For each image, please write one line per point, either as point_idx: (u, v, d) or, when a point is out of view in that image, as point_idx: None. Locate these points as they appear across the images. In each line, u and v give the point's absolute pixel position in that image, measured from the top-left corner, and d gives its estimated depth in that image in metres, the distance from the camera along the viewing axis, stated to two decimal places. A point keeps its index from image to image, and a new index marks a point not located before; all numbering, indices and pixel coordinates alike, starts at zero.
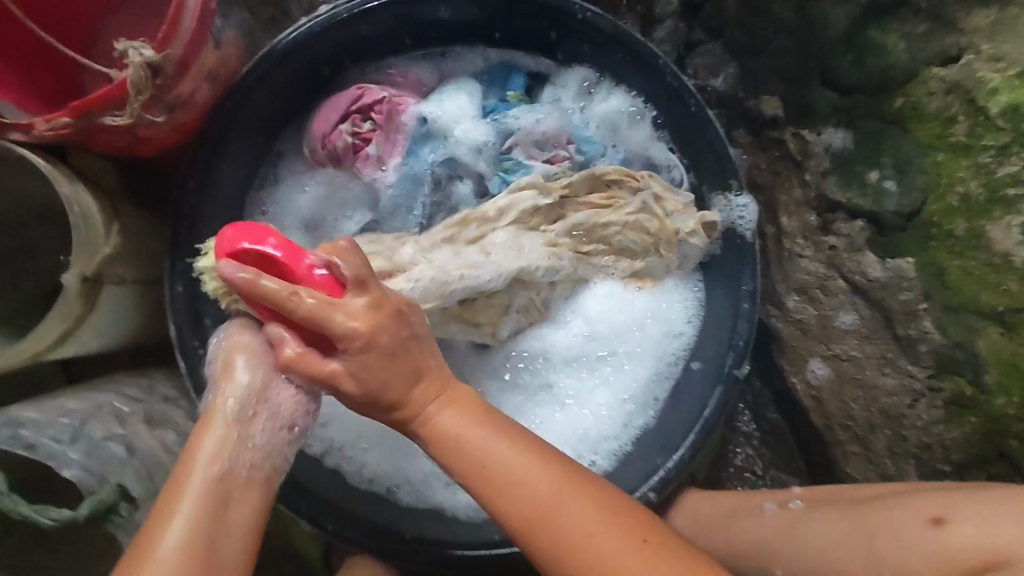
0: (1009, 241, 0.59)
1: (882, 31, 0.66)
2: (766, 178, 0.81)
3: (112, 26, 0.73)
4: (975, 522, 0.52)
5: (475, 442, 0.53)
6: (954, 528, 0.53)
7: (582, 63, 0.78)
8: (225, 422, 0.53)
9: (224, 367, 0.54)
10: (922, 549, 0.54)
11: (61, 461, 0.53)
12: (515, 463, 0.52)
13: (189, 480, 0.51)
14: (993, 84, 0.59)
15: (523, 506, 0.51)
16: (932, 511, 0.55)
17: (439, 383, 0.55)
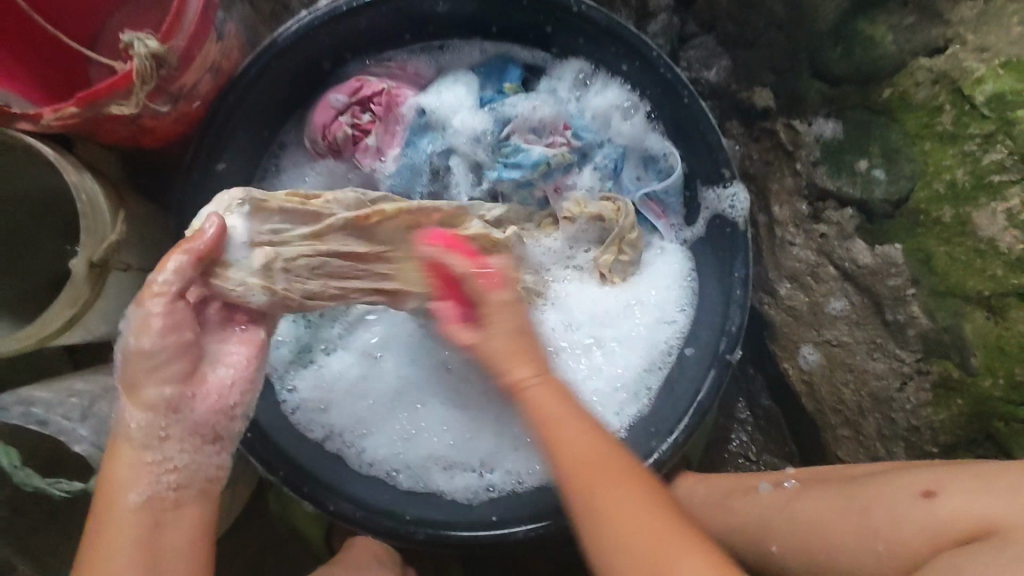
0: (994, 227, 0.62)
1: (871, 23, 0.67)
2: (759, 168, 0.82)
3: (115, 21, 0.74)
4: (964, 495, 0.53)
5: (566, 427, 0.55)
6: (943, 500, 0.54)
7: (577, 55, 0.79)
8: (132, 450, 0.54)
9: (136, 367, 0.54)
10: (912, 521, 0.55)
11: (72, 436, 0.56)
12: (568, 440, 0.54)
13: (115, 510, 0.53)
14: (979, 74, 0.62)
15: (575, 477, 0.53)
16: (922, 485, 0.56)
17: (536, 364, 0.58)
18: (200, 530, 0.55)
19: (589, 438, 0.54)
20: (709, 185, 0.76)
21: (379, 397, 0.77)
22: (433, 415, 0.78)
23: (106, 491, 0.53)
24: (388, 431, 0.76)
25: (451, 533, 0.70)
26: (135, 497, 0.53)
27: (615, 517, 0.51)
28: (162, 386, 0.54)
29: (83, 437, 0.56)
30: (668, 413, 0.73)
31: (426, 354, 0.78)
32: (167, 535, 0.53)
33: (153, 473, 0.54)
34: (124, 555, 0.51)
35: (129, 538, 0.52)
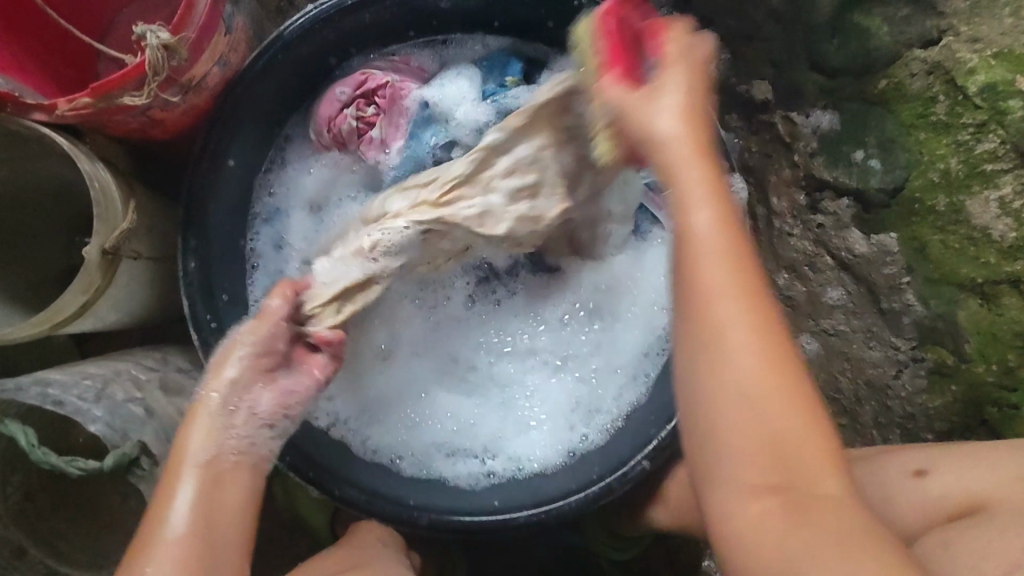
0: (987, 215, 0.63)
1: (866, 15, 0.68)
2: (757, 161, 0.83)
3: (127, 16, 0.76)
4: (957, 474, 0.55)
5: (724, 315, 0.49)
6: (933, 480, 0.56)
7: (578, 48, 0.80)
8: (209, 412, 0.60)
9: (224, 355, 0.64)
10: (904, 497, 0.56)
11: (87, 417, 0.57)
12: (726, 312, 0.49)
13: (185, 468, 0.57)
14: (971, 65, 0.63)
15: (722, 386, 0.49)
16: (911, 465, 0.58)
17: (726, 216, 0.51)
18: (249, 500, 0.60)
19: (753, 312, 0.49)
20: None
21: (384, 384, 0.79)
22: (435, 400, 0.79)
23: (178, 450, 0.59)
24: (393, 414, 0.78)
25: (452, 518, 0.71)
26: (202, 457, 0.58)
27: (738, 406, 0.48)
28: (248, 375, 0.63)
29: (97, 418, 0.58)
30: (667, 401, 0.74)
31: (431, 344, 0.80)
32: (222, 505, 0.58)
33: (225, 435, 0.60)
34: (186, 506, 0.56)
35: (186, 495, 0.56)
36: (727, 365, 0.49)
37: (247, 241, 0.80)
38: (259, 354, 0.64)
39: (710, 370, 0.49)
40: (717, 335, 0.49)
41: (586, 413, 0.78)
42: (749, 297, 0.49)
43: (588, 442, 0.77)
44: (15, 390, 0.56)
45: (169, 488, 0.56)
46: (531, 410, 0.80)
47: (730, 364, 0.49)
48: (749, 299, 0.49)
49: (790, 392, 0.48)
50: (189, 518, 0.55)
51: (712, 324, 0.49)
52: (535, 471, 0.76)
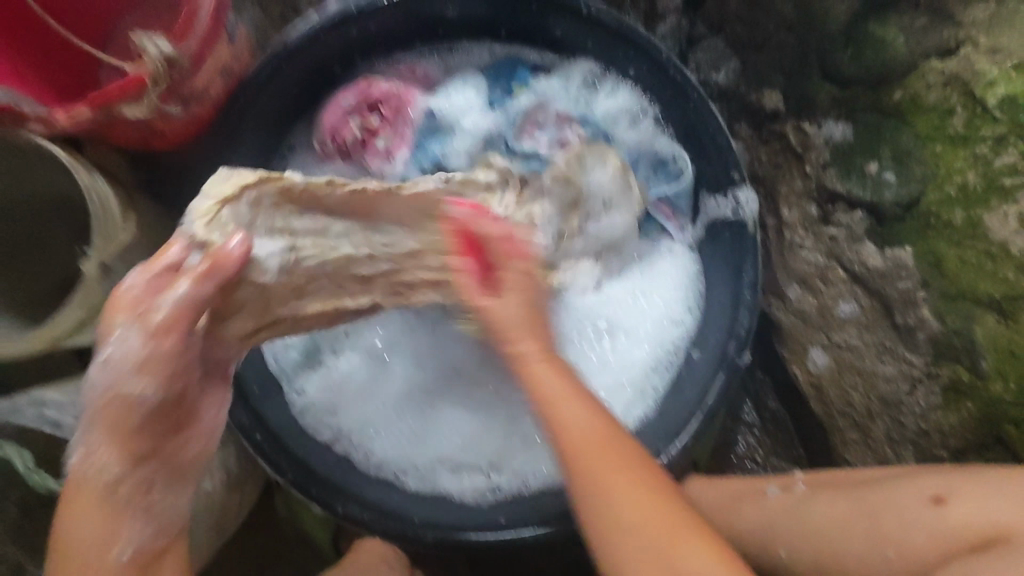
0: (1006, 230, 0.62)
1: (882, 25, 0.67)
2: (767, 170, 0.82)
3: (127, 22, 0.75)
4: (979, 504, 0.53)
5: (612, 495, 0.54)
6: (953, 506, 0.54)
7: (586, 56, 0.78)
8: (104, 494, 0.54)
9: (105, 411, 0.53)
10: (924, 527, 0.55)
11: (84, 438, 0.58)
12: (569, 414, 0.57)
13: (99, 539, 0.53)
14: (991, 76, 0.61)
15: (597, 494, 0.54)
16: (931, 490, 0.56)
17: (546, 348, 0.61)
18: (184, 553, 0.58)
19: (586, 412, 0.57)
20: (710, 193, 0.77)
21: (386, 397, 0.77)
22: (440, 413, 0.78)
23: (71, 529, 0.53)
24: (397, 431, 0.77)
25: (457, 535, 0.70)
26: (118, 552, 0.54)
27: (619, 512, 0.54)
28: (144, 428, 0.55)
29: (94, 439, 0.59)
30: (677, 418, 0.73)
31: (434, 358, 0.78)
32: None
33: (136, 522, 0.54)
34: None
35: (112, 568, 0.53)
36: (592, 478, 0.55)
37: None
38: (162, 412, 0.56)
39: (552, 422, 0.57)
40: (599, 492, 0.54)
41: None
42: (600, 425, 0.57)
43: None
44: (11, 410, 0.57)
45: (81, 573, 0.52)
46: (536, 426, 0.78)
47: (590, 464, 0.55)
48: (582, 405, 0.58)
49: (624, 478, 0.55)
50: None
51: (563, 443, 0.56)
52: (542, 486, 0.75)
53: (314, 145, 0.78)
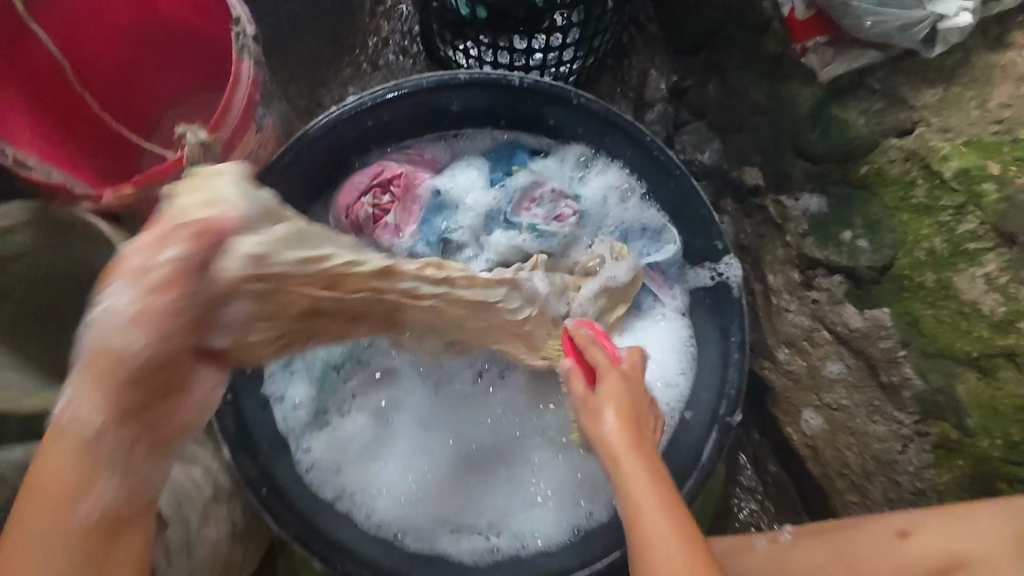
0: (976, 290, 0.66)
1: (843, 108, 0.74)
2: (752, 240, 0.88)
3: (170, 116, 0.84)
4: (937, 534, 0.62)
5: None
6: (916, 537, 0.62)
7: (578, 141, 0.86)
8: (85, 443, 0.45)
9: (100, 358, 0.45)
10: (892, 559, 0.63)
11: None
12: (652, 525, 0.50)
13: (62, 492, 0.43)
14: (944, 152, 0.67)
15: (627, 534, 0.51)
16: (897, 525, 0.64)
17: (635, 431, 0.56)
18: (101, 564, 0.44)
19: (656, 492, 0.52)
20: (692, 264, 0.83)
21: (394, 456, 0.80)
22: (442, 478, 0.80)
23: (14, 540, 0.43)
24: (398, 489, 0.79)
25: None
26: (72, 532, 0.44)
27: None
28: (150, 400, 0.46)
29: None
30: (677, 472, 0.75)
31: (440, 419, 0.82)
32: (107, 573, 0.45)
33: (113, 482, 0.45)
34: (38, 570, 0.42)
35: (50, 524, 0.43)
36: (649, 536, 0.49)
37: None
38: (171, 370, 0.47)
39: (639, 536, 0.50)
40: None
41: (589, 492, 0.79)
42: (665, 500, 0.51)
43: (593, 519, 0.77)
44: None
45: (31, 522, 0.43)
46: (535, 486, 0.80)
47: (639, 549, 0.50)
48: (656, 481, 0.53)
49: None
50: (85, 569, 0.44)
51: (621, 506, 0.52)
52: (540, 549, 0.76)
53: (333, 220, 0.85)
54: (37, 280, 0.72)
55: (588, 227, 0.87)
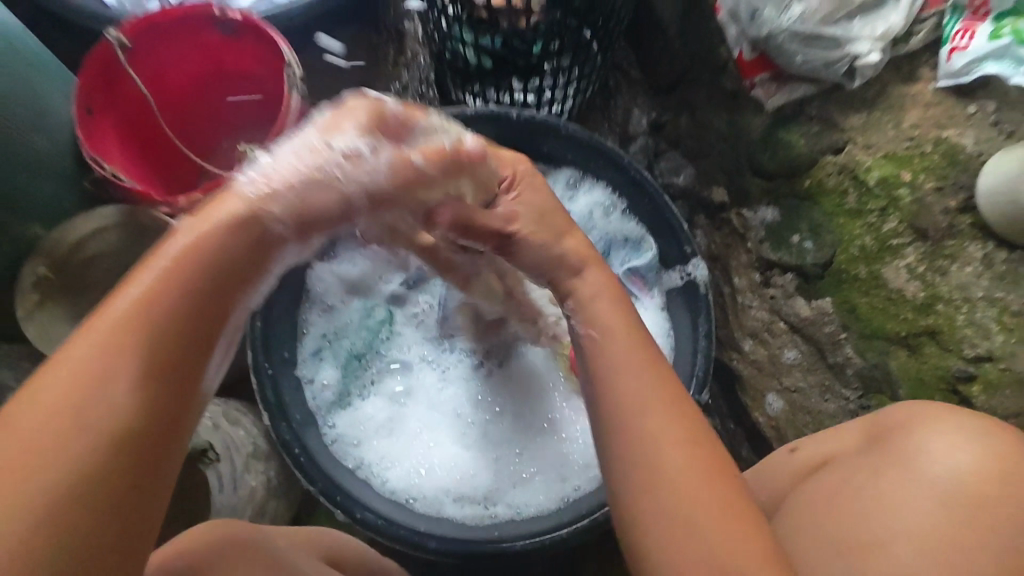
0: (900, 279, 0.78)
1: (788, 132, 0.88)
2: (720, 249, 1.00)
3: (228, 142, 0.95)
4: (819, 443, 0.67)
5: (700, 503, 0.49)
6: (803, 450, 0.67)
7: (568, 164, 0.99)
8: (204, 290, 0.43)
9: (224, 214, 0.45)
10: (787, 470, 0.67)
11: None
12: (670, 445, 0.51)
13: (86, 377, 0.38)
14: (867, 164, 0.80)
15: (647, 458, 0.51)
16: (790, 445, 0.70)
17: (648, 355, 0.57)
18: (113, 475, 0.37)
19: (656, 382, 0.54)
20: (666, 268, 0.95)
21: (407, 433, 0.92)
22: (447, 454, 0.91)
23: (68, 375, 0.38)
24: (410, 462, 0.89)
25: (455, 544, 0.79)
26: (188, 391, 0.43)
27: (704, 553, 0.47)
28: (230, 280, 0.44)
29: None
30: None
31: (445, 404, 0.94)
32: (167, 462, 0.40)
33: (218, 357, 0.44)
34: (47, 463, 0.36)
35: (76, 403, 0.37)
36: (640, 416, 0.52)
37: (303, 314, 0.93)
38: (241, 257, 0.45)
39: (631, 418, 0.53)
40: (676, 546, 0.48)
41: (575, 468, 0.89)
42: (669, 393, 0.54)
43: (580, 491, 0.86)
44: None
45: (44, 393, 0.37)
46: (526, 464, 0.90)
47: (639, 428, 0.52)
48: (654, 372, 0.55)
49: (716, 481, 0.50)
50: (89, 439, 0.36)
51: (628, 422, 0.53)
52: (534, 514, 0.85)
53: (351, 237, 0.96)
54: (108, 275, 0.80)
55: None
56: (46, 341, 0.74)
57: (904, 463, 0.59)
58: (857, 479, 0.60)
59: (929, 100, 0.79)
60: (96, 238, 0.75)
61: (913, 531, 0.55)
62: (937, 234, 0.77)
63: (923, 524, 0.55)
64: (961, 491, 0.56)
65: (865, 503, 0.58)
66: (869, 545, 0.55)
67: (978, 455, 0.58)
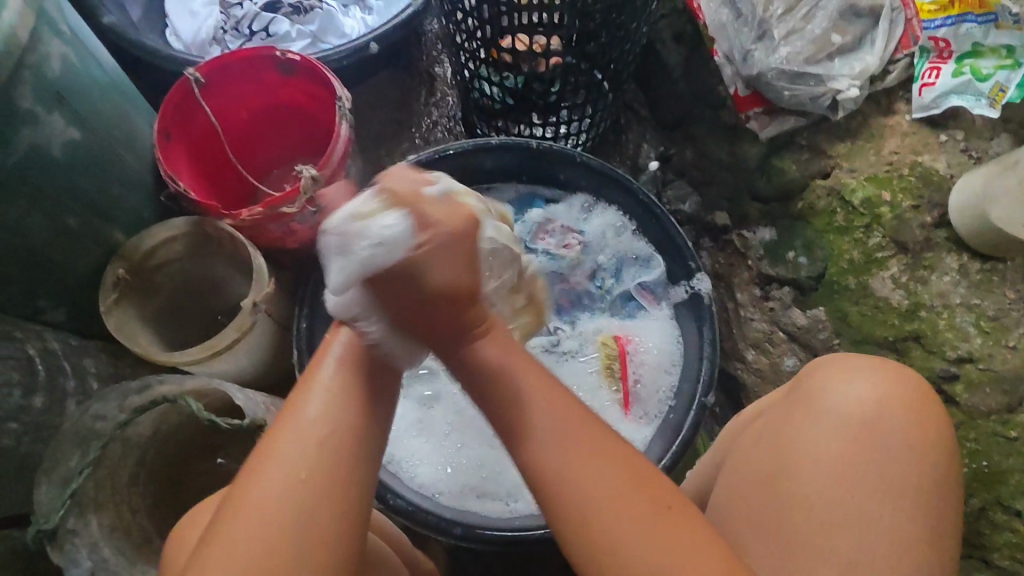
0: (886, 288, 0.86)
1: (782, 160, 0.97)
2: (723, 269, 1.07)
3: (277, 171, 1.08)
4: (765, 407, 0.68)
5: (603, 515, 0.47)
6: (752, 417, 0.69)
7: (582, 191, 1.09)
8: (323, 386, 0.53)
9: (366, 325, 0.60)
10: (734, 444, 0.69)
11: (234, 391, 0.76)
12: (581, 458, 0.48)
13: (334, 403, 0.52)
14: (852, 186, 0.90)
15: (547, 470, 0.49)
16: (748, 415, 0.71)
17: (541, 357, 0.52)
18: (340, 506, 0.48)
19: (544, 386, 0.51)
20: (671, 283, 1.04)
21: (434, 432, 0.99)
22: (472, 453, 0.97)
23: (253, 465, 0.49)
24: (438, 460, 0.96)
25: (480, 531, 0.86)
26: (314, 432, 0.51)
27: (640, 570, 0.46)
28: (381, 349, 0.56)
29: (240, 395, 0.76)
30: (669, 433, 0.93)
31: (469, 406, 1.01)
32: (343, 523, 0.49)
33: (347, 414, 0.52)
34: (266, 498, 0.47)
35: (292, 444, 0.49)
36: (529, 420, 0.50)
37: None
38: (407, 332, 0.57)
39: (527, 412, 0.50)
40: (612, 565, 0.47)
41: None
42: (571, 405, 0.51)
43: None
44: (185, 377, 0.75)
45: (284, 445, 0.49)
46: None
47: (549, 435, 0.49)
48: (556, 393, 0.51)
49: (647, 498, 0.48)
50: (301, 463, 0.49)
51: (532, 432, 0.50)
52: None
53: None
54: (173, 280, 0.90)
55: (590, 254, 1.09)
56: (126, 333, 0.82)
57: (810, 406, 0.62)
58: (784, 432, 0.62)
59: (905, 130, 0.89)
60: (166, 245, 0.85)
61: (825, 457, 0.59)
62: (916, 247, 0.85)
63: (836, 455, 0.59)
64: (861, 418, 0.60)
65: (783, 444, 0.61)
66: (784, 479, 0.60)
67: (872, 388, 0.61)
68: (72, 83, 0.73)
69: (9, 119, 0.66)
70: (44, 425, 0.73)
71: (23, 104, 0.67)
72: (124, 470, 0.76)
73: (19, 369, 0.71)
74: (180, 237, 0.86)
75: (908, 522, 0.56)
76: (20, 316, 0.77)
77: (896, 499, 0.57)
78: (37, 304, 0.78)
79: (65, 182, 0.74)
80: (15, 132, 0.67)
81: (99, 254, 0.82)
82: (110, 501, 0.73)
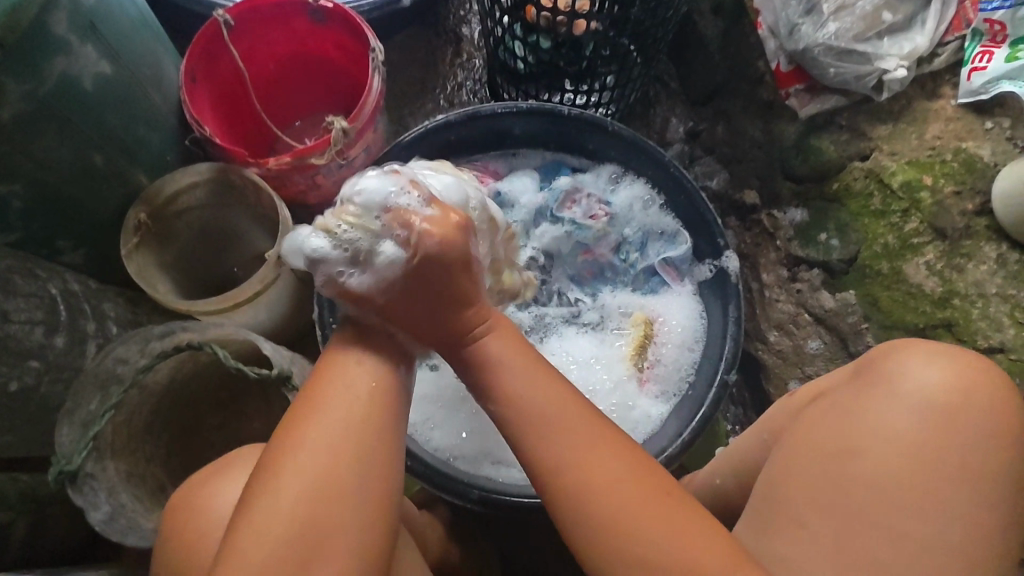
0: (919, 274, 0.86)
1: (820, 139, 0.95)
2: (750, 248, 1.04)
3: (298, 124, 1.06)
4: (830, 380, 0.65)
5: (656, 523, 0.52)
6: (811, 390, 0.66)
7: (611, 161, 1.06)
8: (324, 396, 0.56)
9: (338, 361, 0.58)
10: (791, 415, 0.65)
11: (262, 341, 0.75)
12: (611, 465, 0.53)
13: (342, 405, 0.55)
14: (892, 169, 0.89)
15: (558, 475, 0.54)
16: (802, 390, 0.67)
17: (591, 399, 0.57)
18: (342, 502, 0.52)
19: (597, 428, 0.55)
20: (696, 260, 1.03)
21: (448, 396, 0.97)
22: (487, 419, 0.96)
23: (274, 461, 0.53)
24: (452, 425, 0.95)
25: (494, 496, 0.85)
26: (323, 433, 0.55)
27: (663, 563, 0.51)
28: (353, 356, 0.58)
29: (267, 346, 0.75)
30: (689, 405, 0.92)
31: None
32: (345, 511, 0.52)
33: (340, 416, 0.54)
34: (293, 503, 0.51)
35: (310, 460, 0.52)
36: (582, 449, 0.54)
37: None
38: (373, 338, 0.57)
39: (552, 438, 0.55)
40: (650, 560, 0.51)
41: None
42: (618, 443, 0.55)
43: None
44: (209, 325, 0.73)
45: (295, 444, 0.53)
46: None
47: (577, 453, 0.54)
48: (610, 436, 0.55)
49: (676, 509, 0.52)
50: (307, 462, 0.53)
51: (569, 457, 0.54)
52: None
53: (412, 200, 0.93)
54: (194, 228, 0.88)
55: (616, 227, 1.08)
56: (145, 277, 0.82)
57: (882, 384, 0.59)
58: (850, 406, 0.59)
59: (950, 114, 0.89)
60: (189, 190, 0.83)
61: (893, 437, 0.56)
62: (955, 235, 0.85)
63: (910, 434, 0.56)
64: (935, 402, 0.57)
65: (849, 420, 0.59)
66: (851, 454, 0.57)
67: (948, 370, 0.58)
68: (103, 15, 0.70)
69: (42, 47, 0.63)
70: (65, 366, 0.72)
71: (58, 31, 0.64)
72: (140, 415, 0.75)
73: (42, 307, 0.69)
74: (205, 184, 0.84)
75: (975, 511, 0.54)
76: (40, 255, 0.76)
77: (973, 486, 0.54)
78: (56, 244, 0.76)
79: (94, 118, 0.71)
80: (50, 58, 0.64)
81: (121, 196, 0.79)
82: (127, 448, 0.72)
